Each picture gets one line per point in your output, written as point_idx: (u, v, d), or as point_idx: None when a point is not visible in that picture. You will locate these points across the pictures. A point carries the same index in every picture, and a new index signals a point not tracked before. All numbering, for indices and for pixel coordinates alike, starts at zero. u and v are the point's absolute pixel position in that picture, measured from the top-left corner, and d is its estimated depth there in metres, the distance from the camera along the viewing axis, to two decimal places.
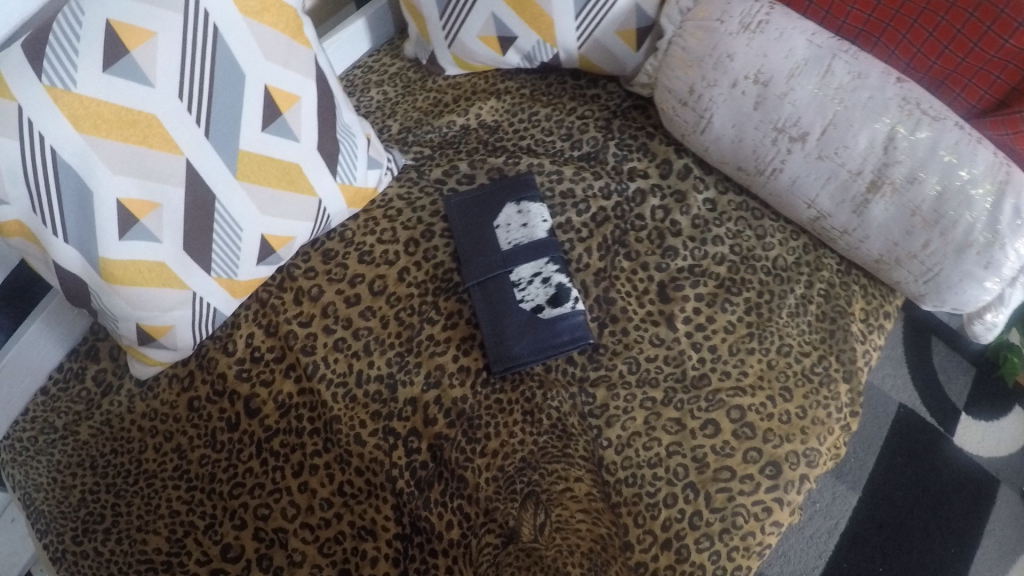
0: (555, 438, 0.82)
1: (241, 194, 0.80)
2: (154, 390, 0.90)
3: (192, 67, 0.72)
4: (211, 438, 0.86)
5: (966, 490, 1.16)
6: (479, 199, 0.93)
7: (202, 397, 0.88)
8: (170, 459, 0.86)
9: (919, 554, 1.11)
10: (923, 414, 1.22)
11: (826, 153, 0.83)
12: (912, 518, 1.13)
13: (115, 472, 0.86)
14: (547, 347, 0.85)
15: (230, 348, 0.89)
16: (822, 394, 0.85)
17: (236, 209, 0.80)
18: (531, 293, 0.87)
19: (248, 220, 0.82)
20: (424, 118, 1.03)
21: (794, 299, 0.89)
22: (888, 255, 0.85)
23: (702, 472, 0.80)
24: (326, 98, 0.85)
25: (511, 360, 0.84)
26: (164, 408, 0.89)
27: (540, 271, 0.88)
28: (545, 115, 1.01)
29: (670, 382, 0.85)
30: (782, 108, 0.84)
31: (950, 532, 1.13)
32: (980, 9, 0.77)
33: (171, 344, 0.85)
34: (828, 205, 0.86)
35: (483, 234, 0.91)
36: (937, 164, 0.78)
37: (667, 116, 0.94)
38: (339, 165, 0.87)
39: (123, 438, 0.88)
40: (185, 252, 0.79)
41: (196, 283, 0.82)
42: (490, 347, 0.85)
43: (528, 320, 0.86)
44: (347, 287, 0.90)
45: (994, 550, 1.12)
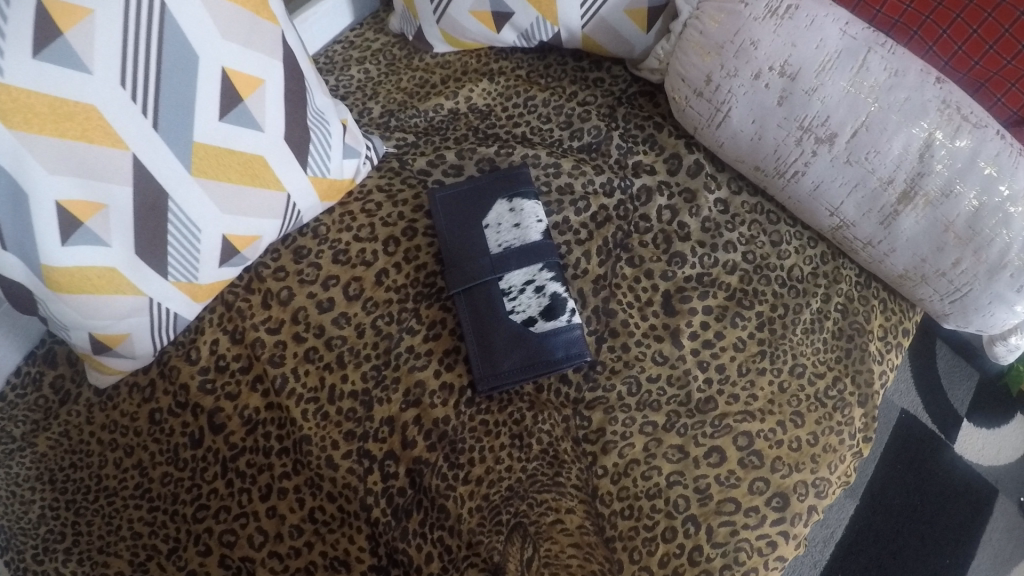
0: (546, 465, 0.76)
1: (199, 191, 0.71)
2: (114, 399, 0.82)
3: (136, 50, 0.63)
4: (174, 455, 0.79)
5: (966, 500, 1.11)
6: (468, 194, 0.85)
7: (164, 409, 0.80)
8: (132, 477, 0.79)
9: (914, 565, 1.06)
10: (925, 420, 1.16)
11: (855, 157, 0.75)
12: (908, 527, 1.08)
13: (74, 488, 0.79)
14: (539, 365, 0.77)
15: (193, 356, 0.81)
16: (835, 419, 0.79)
17: (193, 208, 0.71)
18: (522, 303, 0.80)
19: (208, 220, 0.73)
20: (409, 101, 0.93)
21: (809, 314, 0.82)
22: (914, 271, 0.78)
23: (704, 505, 0.74)
24: (296, 81, 0.75)
25: (499, 377, 0.77)
26: (124, 419, 0.81)
27: (533, 278, 0.80)
28: (543, 100, 0.92)
29: (673, 406, 0.78)
30: (810, 104, 0.75)
31: (947, 542, 1.08)
32: None
33: (129, 353, 0.77)
34: (852, 214, 0.78)
35: (471, 234, 0.83)
36: (976, 177, 0.70)
37: (678, 107, 0.86)
38: (310, 156, 0.78)
39: (82, 451, 0.81)
40: (138, 256, 0.70)
41: (153, 289, 0.73)
42: (475, 363, 0.78)
43: (518, 334, 0.78)
44: (319, 291, 0.82)
45: (988, 561, 1.07)
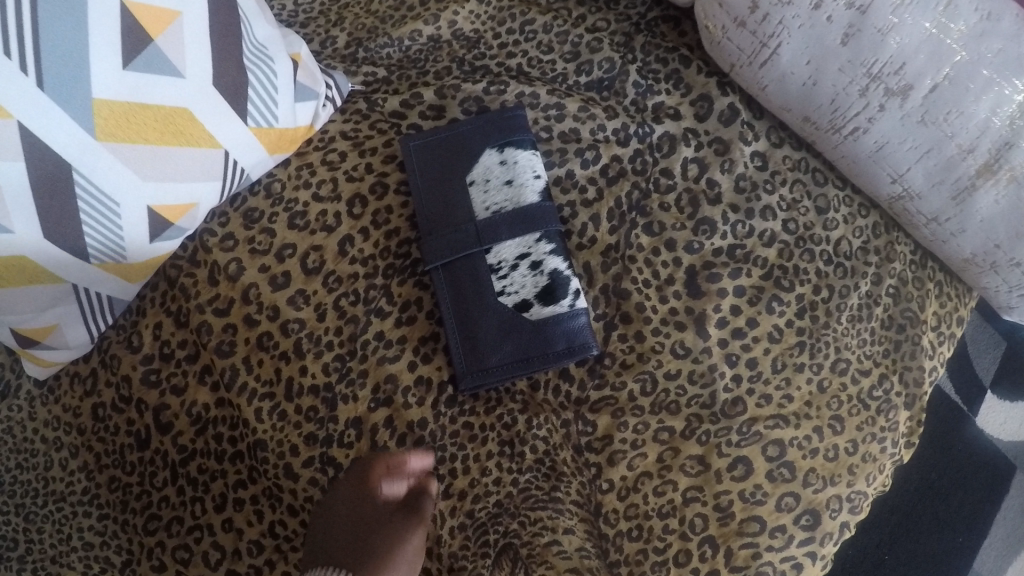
0: (541, 477, 0.65)
1: (110, 158, 0.57)
2: (55, 392, 0.70)
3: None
4: (120, 457, 0.68)
5: (983, 473, 1.00)
6: (449, 142, 0.70)
7: (107, 404, 0.68)
8: (79, 480, 0.68)
9: (926, 542, 0.97)
10: (948, 390, 1.03)
11: (931, 117, 0.62)
12: (923, 501, 0.99)
13: (22, 491, 0.69)
14: (535, 359, 0.65)
15: (135, 343, 0.69)
16: (878, 425, 0.68)
17: (106, 177, 0.57)
18: (516, 283, 0.66)
19: (127, 191, 0.59)
20: (380, 28, 0.76)
21: (858, 298, 0.70)
22: (982, 257, 0.68)
23: (725, 524, 0.64)
24: (224, 13, 0.60)
25: (485, 375, 0.64)
26: (66, 415, 0.69)
27: (528, 252, 0.67)
28: (543, 25, 0.75)
29: (693, 409, 0.66)
30: (879, 47, 0.61)
31: (957, 518, 0.98)
32: None
33: (61, 343, 0.66)
34: (919, 183, 0.66)
35: (453, 194, 0.68)
36: None
37: (711, 40, 0.71)
38: (250, 104, 0.63)
39: (26, 450, 0.70)
40: (47, 238, 0.57)
41: (74, 274, 0.61)
42: (456, 355, 0.65)
43: (509, 321, 0.66)
44: (273, 263, 0.68)
45: (1001, 540, 0.97)
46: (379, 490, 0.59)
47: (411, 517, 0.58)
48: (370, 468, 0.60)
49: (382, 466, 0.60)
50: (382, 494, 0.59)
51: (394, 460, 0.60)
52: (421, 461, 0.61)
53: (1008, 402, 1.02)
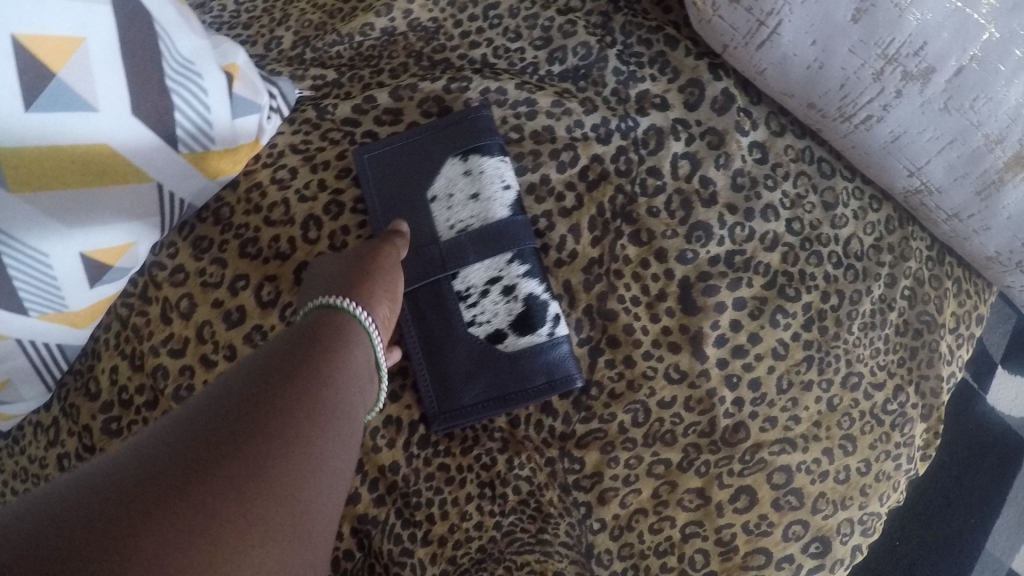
0: (527, 519, 0.60)
1: (28, 210, 0.50)
2: (20, 443, 0.64)
3: None
4: None
5: (999, 448, 0.93)
6: (407, 154, 0.63)
7: (72, 454, 0.62)
8: None
9: (938, 525, 0.91)
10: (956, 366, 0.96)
11: (955, 104, 0.54)
12: (933, 483, 0.92)
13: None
14: (511, 394, 0.59)
15: (92, 390, 0.63)
16: (892, 441, 0.62)
17: (24, 230, 0.50)
18: (487, 312, 0.60)
19: (55, 242, 0.52)
20: (328, 23, 0.69)
21: (870, 304, 0.63)
22: (1007, 254, 0.61)
23: (728, 559, 0.59)
24: (139, 30, 0.52)
25: (456, 413, 0.59)
26: (34, 467, 0.63)
27: (499, 276, 0.60)
28: (508, 8, 0.67)
29: (691, 438, 0.61)
30: (895, 28, 0.53)
31: (969, 499, 0.92)
32: None
33: (16, 397, 0.60)
34: (939, 176, 0.59)
35: (414, 213, 0.62)
36: None
37: (700, 17, 0.62)
38: (180, 128, 0.56)
39: None
40: None
41: (15, 329, 0.54)
42: (426, 394, 0.59)
43: (481, 353, 0.60)
44: (226, 297, 0.62)
45: (1016, 518, 0.91)
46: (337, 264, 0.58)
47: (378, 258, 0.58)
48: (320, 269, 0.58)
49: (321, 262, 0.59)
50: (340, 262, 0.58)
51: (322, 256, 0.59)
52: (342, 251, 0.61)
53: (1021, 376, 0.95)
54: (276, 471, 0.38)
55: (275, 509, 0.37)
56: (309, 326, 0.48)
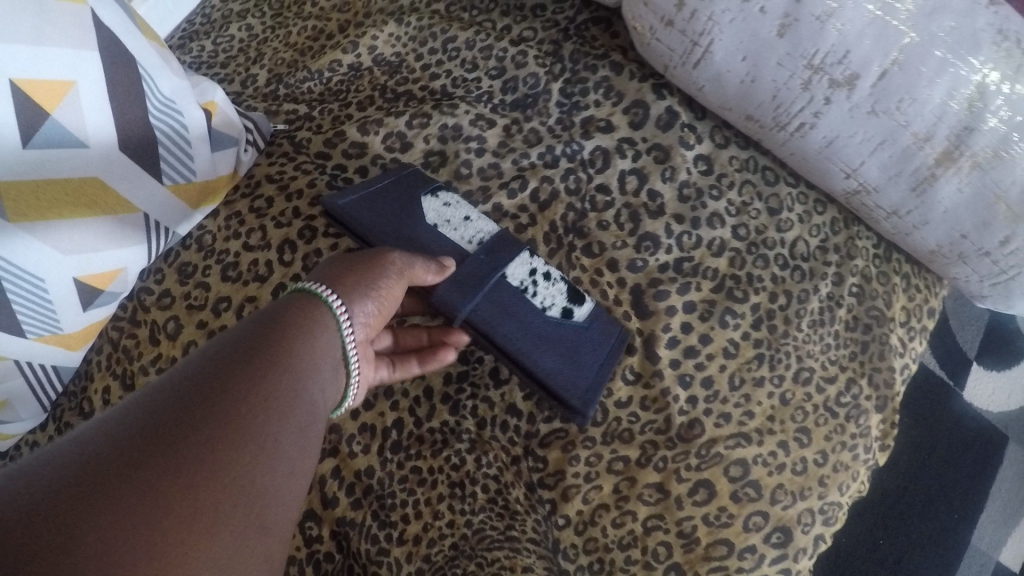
0: (496, 517, 0.62)
1: (30, 238, 0.55)
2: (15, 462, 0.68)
3: None
4: None
5: (977, 446, 0.99)
6: (379, 196, 0.64)
7: None
8: None
9: (920, 522, 0.94)
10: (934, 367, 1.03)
11: (881, 107, 0.57)
12: (915, 481, 0.96)
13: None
14: (603, 357, 0.61)
15: (86, 409, 0.67)
16: (848, 432, 0.65)
17: (29, 258, 0.55)
18: (545, 297, 0.62)
19: (53, 268, 0.57)
20: (299, 61, 0.76)
21: (818, 302, 0.67)
22: (948, 247, 0.64)
23: (690, 551, 0.61)
24: (125, 73, 0.58)
25: (590, 392, 0.59)
26: None
27: (532, 265, 0.63)
28: (466, 41, 0.72)
29: (649, 435, 0.64)
30: (822, 38, 0.56)
31: (953, 496, 0.96)
32: None
33: (14, 417, 0.64)
34: (875, 176, 0.62)
35: (420, 242, 0.63)
36: None
37: (641, 41, 0.67)
38: (163, 161, 0.62)
39: None
40: None
41: (14, 351, 0.59)
42: (556, 387, 0.58)
43: (559, 334, 0.61)
44: (210, 318, 0.66)
45: (998, 512, 0.96)
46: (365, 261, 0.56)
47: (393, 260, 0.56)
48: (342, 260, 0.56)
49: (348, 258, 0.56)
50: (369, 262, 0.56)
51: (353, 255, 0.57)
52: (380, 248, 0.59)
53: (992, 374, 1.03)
54: (228, 468, 0.37)
55: (231, 502, 0.37)
56: (280, 312, 0.48)
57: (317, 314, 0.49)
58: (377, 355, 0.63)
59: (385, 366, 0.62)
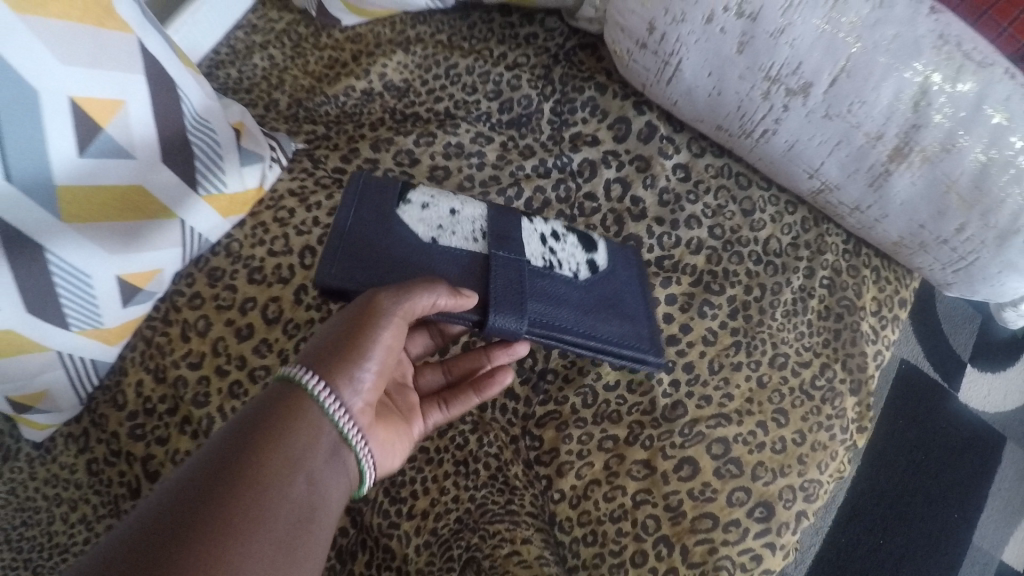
0: (496, 492, 0.67)
1: (79, 237, 0.63)
2: (52, 451, 0.75)
3: None
4: (116, 506, 0.73)
5: (977, 445, 1.04)
6: (358, 227, 0.62)
7: (99, 459, 0.74)
8: (79, 532, 0.72)
9: (922, 523, 0.98)
10: (927, 369, 1.08)
11: (835, 111, 0.62)
12: (913, 483, 1.00)
13: (28, 546, 0.71)
14: (635, 284, 0.69)
15: (120, 401, 0.74)
16: (824, 413, 0.70)
17: (76, 255, 0.63)
18: (568, 260, 0.67)
19: (98, 264, 0.65)
20: (318, 86, 0.83)
21: (791, 293, 0.73)
22: (910, 238, 0.68)
23: (677, 523, 0.66)
24: (167, 96, 0.67)
25: (652, 339, 0.65)
26: (64, 472, 0.74)
27: (540, 235, 0.68)
28: (466, 68, 0.81)
29: (635, 416, 0.70)
30: (776, 51, 0.62)
31: (953, 495, 1.01)
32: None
33: (53, 407, 0.71)
34: (835, 175, 0.67)
35: (428, 259, 0.62)
36: (983, 126, 0.58)
37: (621, 62, 0.74)
38: (200, 173, 0.70)
39: (29, 508, 0.73)
40: (31, 313, 0.62)
41: (58, 343, 0.66)
42: (628, 345, 0.63)
43: (596, 288, 0.67)
44: (237, 316, 0.74)
45: (999, 510, 1.01)
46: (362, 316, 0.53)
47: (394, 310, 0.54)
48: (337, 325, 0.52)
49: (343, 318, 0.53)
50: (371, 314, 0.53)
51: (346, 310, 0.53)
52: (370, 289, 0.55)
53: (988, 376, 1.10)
54: None
55: None
56: (263, 407, 0.46)
57: (301, 400, 0.47)
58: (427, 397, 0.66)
59: (438, 409, 0.65)
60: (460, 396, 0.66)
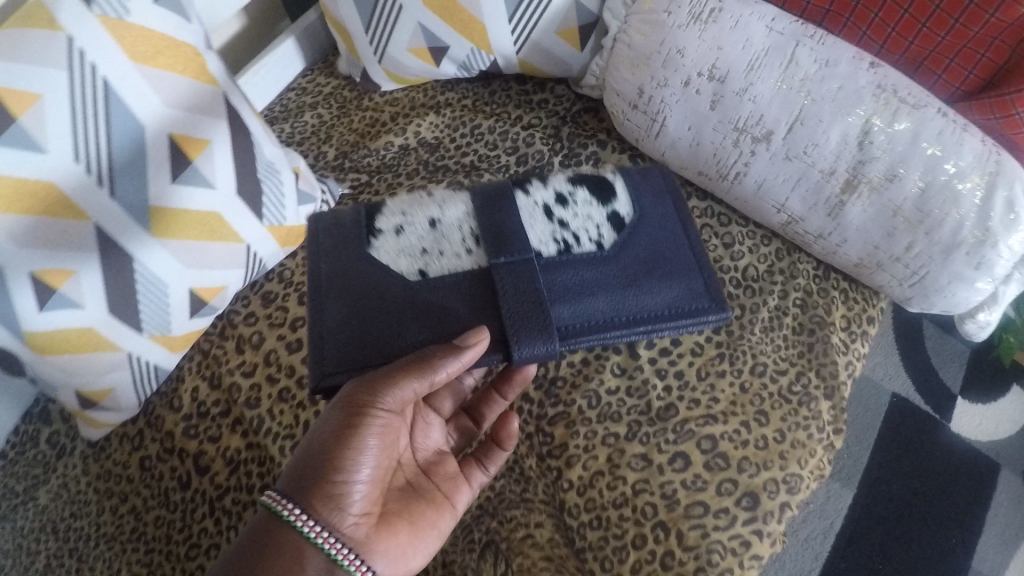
0: (513, 482, 0.80)
1: (163, 251, 0.76)
2: (107, 450, 0.87)
3: (86, 117, 0.67)
4: (164, 498, 0.83)
5: (971, 473, 1.15)
6: (341, 297, 0.72)
7: (153, 455, 0.85)
8: (127, 521, 0.83)
9: (919, 547, 1.09)
10: (919, 403, 1.21)
11: (794, 152, 0.76)
12: (909, 511, 1.11)
13: (76, 535, 0.83)
14: (680, 231, 0.77)
15: (176, 404, 0.86)
16: (801, 414, 0.80)
17: (159, 267, 0.76)
18: (581, 228, 0.75)
19: (174, 277, 0.77)
20: (360, 141, 0.97)
21: (767, 312, 0.84)
22: (868, 260, 0.78)
23: (673, 510, 0.75)
24: (242, 139, 0.80)
25: (698, 291, 0.73)
26: (117, 468, 0.86)
27: (547, 216, 0.75)
28: (488, 128, 0.95)
29: (634, 416, 0.79)
30: (742, 105, 0.77)
31: (948, 522, 1.11)
32: (960, 55, 0.71)
33: (115, 405, 0.82)
34: (799, 208, 0.79)
35: (415, 298, 0.71)
36: (920, 157, 0.70)
37: (619, 121, 0.89)
38: (265, 208, 0.83)
39: (80, 500, 0.85)
40: (111, 316, 0.75)
41: (129, 344, 0.78)
42: (687, 305, 0.72)
43: (627, 246, 0.74)
44: (289, 333, 0.86)
45: (997, 535, 1.10)
46: (340, 425, 0.64)
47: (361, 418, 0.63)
48: (320, 434, 0.64)
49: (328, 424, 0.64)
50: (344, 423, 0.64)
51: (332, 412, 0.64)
52: (351, 391, 0.65)
53: (979, 406, 1.21)
54: None
55: None
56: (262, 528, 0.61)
57: (281, 526, 0.61)
58: (469, 457, 0.78)
59: (479, 470, 0.77)
60: (491, 455, 0.77)
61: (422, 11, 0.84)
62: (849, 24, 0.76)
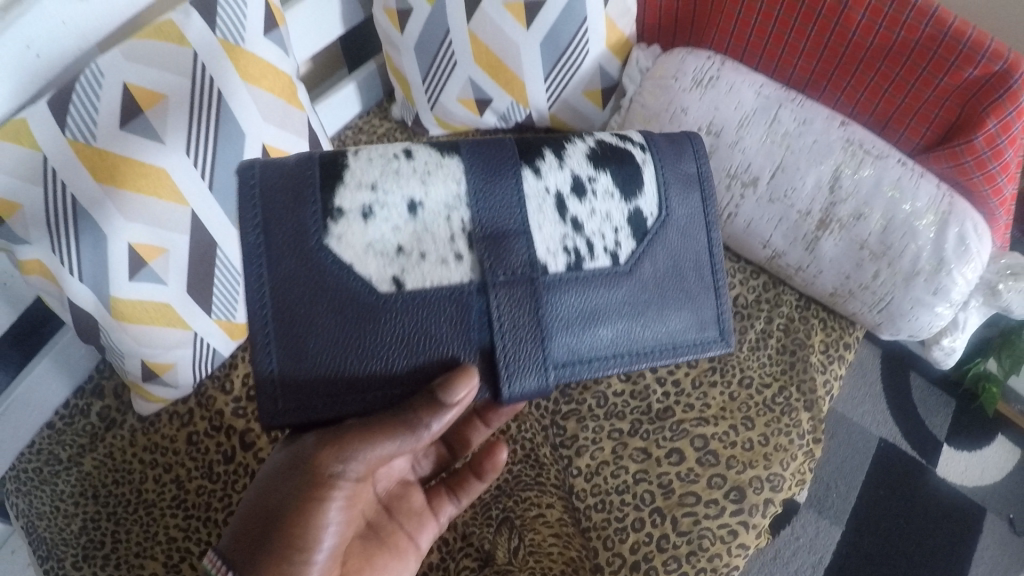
0: (529, 467, 0.89)
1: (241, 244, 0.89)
2: (155, 425, 0.95)
3: (199, 118, 0.81)
4: (208, 470, 0.91)
5: (958, 518, 1.28)
6: (291, 315, 0.61)
7: (200, 432, 0.94)
8: (169, 489, 0.90)
9: None
10: (905, 448, 1.33)
11: (776, 195, 0.90)
12: (896, 552, 1.24)
13: (116, 500, 0.90)
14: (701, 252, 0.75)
15: (227, 387, 0.96)
16: (783, 422, 0.90)
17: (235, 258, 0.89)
18: (596, 232, 0.69)
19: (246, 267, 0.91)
20: None
21: (754, 334, 0.97)
22: (841, 289, 0.92)
23: (668, 497, 0.84)
24: None
25: (699, 340, 0.75)
26: (164, 441, 0.94)
27: (558, 213, 0.68)
28: None
29: (636, 415, 0.91)
30: (734, 155, 0.91)
31: (936, 560, 1.24)
32: (917, 116, 0.87)
33: (173, 381, 0.92)
34: (781, 244, 0.93)
35: (384, 326, 0.63)
36: (882, 200, 0.85)
37: None
38: None
39: (124, 469, 0.92)
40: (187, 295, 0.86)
41: (197, 324, 0.89)
42: (690, 339, 0.74)
43: (642, 263, 0.72)
44: None
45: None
46: (296, 489, 0.60)
47: (321, 485, 0.59)
48: (274, 497, 0.61)
49: (284, 484, 0.61)
50: (301, 487, 0.60)
51: (289, 470, 0.61)
52: (313, 446, 0.60)
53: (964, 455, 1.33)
54: None
55: None
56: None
57: None
58: (444, 488, 0.82)
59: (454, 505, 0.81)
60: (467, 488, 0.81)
61: (473, 68, 0.99)
62: (826, 91, 0.93)
